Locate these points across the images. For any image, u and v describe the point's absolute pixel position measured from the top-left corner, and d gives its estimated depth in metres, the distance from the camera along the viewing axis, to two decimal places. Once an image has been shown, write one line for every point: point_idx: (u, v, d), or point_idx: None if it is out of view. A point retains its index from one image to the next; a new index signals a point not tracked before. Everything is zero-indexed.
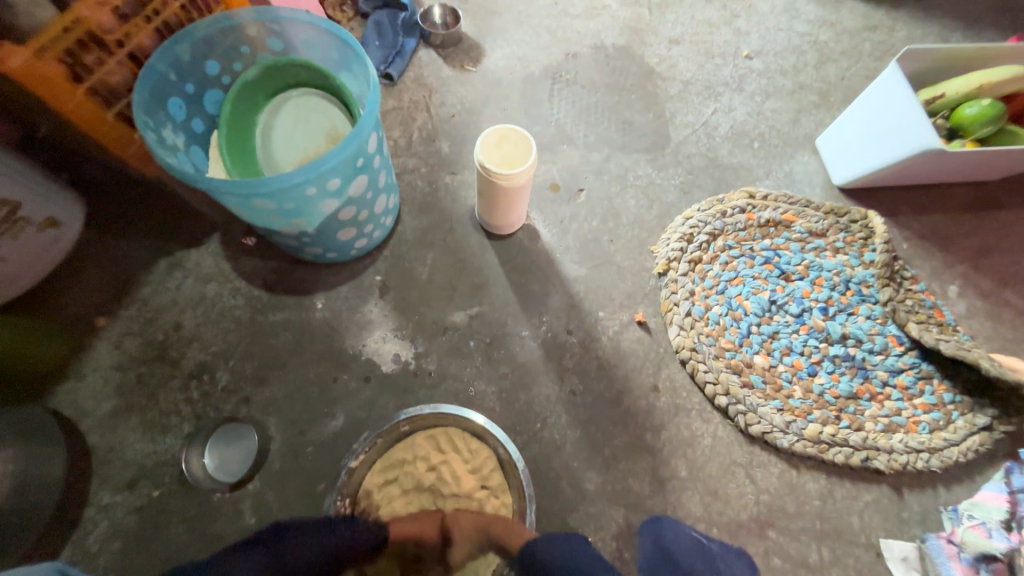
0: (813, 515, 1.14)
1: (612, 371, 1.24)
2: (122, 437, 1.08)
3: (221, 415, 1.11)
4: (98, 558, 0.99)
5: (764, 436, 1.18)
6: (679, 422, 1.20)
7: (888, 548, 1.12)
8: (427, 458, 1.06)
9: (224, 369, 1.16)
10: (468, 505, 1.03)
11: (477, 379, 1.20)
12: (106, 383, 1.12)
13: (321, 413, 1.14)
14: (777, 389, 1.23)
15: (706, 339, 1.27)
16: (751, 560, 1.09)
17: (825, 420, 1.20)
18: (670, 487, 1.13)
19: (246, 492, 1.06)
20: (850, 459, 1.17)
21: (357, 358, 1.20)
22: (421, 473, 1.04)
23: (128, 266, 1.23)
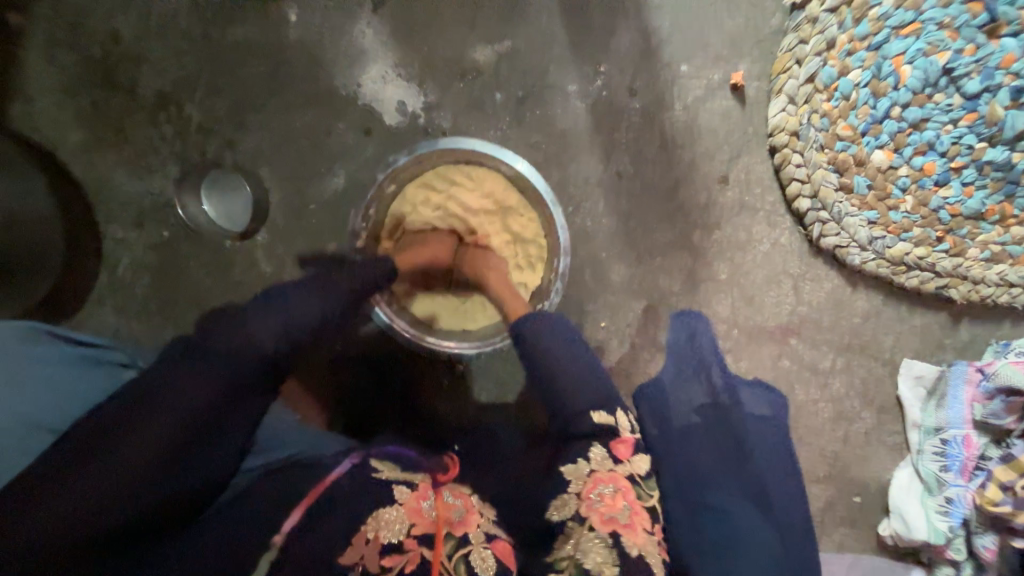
0: (846, 330, 1.07)
1: (675, 153, 0.96)
2: (105, 174, 0.96)
3: (204, 160, 0.95)
4: (131, 289, 1.02)
5: (835, 249, 0.99)
6: (739, 224, 1.00)
7: (908, 367, 1.09)
8: (428, 201, 0.92)
9: (191, 102, 0.93)
10: (486, 251, 0.93)
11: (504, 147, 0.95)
12: (59, 106, 0.93)
13: (318, 168, 0.96)
14: (881, 197, 0.96)
15: (819, 121, 0.92)
16: (760, 360, 1.08)
17: (920, 240, 0.98)
18: (703, 288, 1.04)
19: (256, 244, 1.00)
20: (922, 286, 1.01)
21: (351, 101, 0.93)
22: (430, 215, 0.92)
23: None
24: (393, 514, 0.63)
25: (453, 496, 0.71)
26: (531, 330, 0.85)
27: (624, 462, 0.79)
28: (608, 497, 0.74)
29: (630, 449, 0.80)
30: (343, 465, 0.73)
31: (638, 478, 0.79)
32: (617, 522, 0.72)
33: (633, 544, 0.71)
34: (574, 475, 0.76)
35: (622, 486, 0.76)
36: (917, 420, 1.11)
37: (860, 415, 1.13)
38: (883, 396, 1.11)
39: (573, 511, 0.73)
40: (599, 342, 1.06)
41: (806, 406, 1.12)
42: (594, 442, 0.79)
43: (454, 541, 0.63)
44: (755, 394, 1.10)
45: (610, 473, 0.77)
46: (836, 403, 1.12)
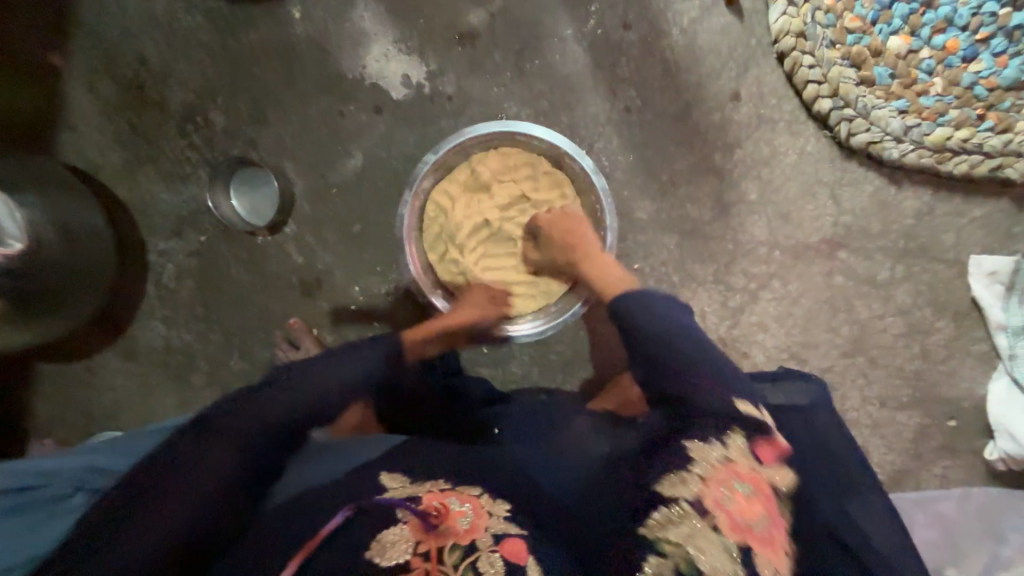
0: (899, 234, 1.00)
1: (680, 78, 0.96)
2: (146, 190, 1.03)
3: (232, 161, 1.00)
4: (177, 295, 1.07)
5: (869, 147, 0.95)
6: (760, 138, 0.97)
7: (977, 264, 1.00)
8: (460, 186, 0.94)
9: (216, 109, 1.00)
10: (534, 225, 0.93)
11: (509, 101, 0.97)
12: (101, 134, 1.02)
13: (337, 152, 1.01)
14: (907, 83, 0.91)
15: (824, 18, 0.90)
16: (811, 280, 1.02)
17: (961, 122, 0.93)
18: (734, 212, 1.00)
19: (287, 235, 1.04)
20: (974, 171, 0.95)
21: (359, 84, 0.98)
22: (474, 208, 0.92)
23: None
24: (397, 535, 0.56)
25: (460, 502, 0.59)
26: (631, 305, 0.73)
27: (764, 467, 0.61)
28: (744, 501, 0.57)
29: (772, 456, 0.63)
30: (340, 511, 0.59)
31: (778, 488, 0.61)
32: (752, 533, 0.56)
33: (767, 559, 0.55)
34: (703, 459, 0.59)
35: (764, 493, 0.59)
36: (1002, 322, 1.01)
37: (935, 326, 1.04)
38: (956, 300, 1.02)
39: (689, 495, 0.57)
40: (635, 285, 1.03)
41: (871, 323, 1.04)
42: (733, 432, 0.62)
43: (461, 551, 0.54)
44: (812, 318, 1.03)
45: (751, 471, 0.60)
46: (905, 316, 1.03)
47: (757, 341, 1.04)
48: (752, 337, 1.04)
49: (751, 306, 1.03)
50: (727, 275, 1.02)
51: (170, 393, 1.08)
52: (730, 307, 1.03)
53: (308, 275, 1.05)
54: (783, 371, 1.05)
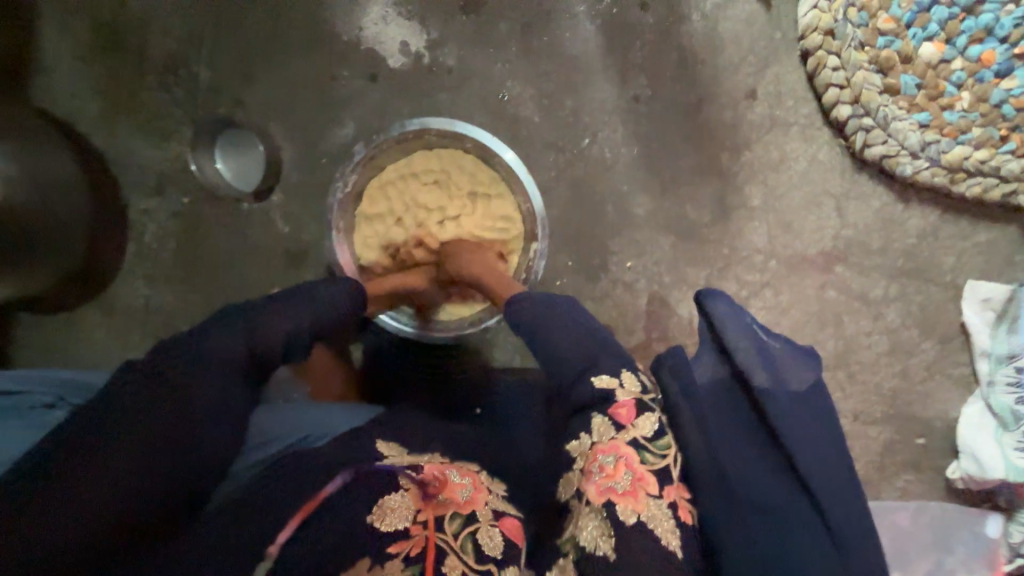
0: (899, 253, 0.98)
1: (694, 69, 0.90)
2: (126, 142, 0.98)
3: (215, 120, 0.95)
4: (157, 255, 1.03)
5: (883, 160, 0.90)
6: (770, 142, 0.93)
7: (972, 290, 0.99)
8: (373, 210, 0.95)
9: (201, 62, 0.94)
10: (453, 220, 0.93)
11: (511, 81, 0.92)
12: (79, 78, 0.96)
13: (326, 119, 0.95)
14: (934, 95, 0.87)
15: (856, 16, 0.84)
16: (803, 292, 1.00)
17: (982, 142, 0.88)
18: (734, 216, 0.97)
19: (271, 203, 1.00)
20: (986, 194, 0.91)
21: (356, 48, 0.92)
22: (392, 223, 0.94)
23: None
24: (399, 502, 0.54)
25: (459, 475, 0.59)
26: (521, 304, 0.71)
27: (625, 428, 0.60)
28: (608, 469, 0.57)
29: (633, 411, 0.61)
30: (341, 474, 0.56)
31: (646, 441, 0.60)
32: (614, 492, 0.56)
33: (633, 511, 0.55)
34: (578, 449, 0.61)
35: (626, 454, 0.58)
36: (986, 348, 1.00)
37: (920, 347, 1.03)
38: (945, 324, 1.02)
39: (574, 487, 0.59)
40: (626, 284, 1.00)
41: (857, 340, 1.03)
42: (593, 411, 0.62)
43: (461, 519, 0.54)
44: (800, 330, 1.01)
45: (611, 441, 0.59)
46: (890, 335, 1.03)
47: None
48: None
49: None
50: (720, 280, 1.00)
51: (147, 354, 1.06)
52: None
53: (291, 246, 1.02)
54: None
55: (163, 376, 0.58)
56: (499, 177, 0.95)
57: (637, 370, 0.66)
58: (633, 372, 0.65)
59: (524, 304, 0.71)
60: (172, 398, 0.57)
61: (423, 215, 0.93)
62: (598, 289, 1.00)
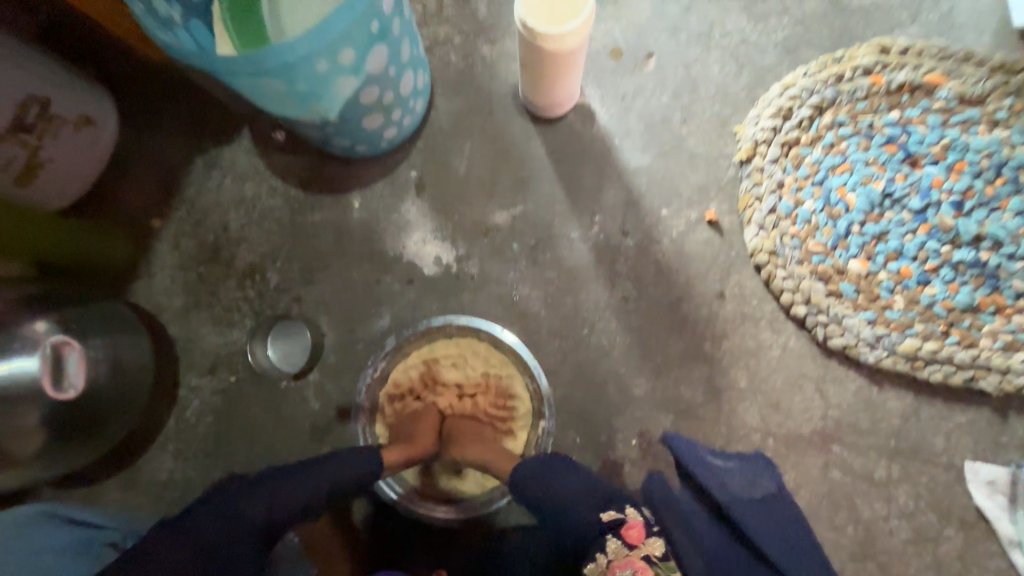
0: (889, 432, 1.04)
1: (672, 276, 1.11)
2: (195, 330, 1.15)
3: (276, 314, 1.14)
4: (196, 428, 1.12)
5: (846, 350, 1.04)
6: (745, 332, 1.08)
7: (973, 471, 1.01)
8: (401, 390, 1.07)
9: (273, 269, 1.16)
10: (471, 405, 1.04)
11: (521, 284, 1.12)
12: (171, 281, 1.17)
13: (367, 313, 1.14)
14: (871, 298, 1.05)
15: (791, 241, 1.07)
16: (807, 471, 1.04)
17: (927, 336, 1.03)
18: (726, 397, 1.07)
19: (309, 382, 1.12)
20: (949, 379, 1.02)
21: (398, 259, 1.15)
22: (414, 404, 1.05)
23: (168, 165, 1.19)
24: None
25: None
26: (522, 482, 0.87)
27: (635, 546, 0.77)
28: None
29: (642, 530, 0.79)
30: None
31: (655, 557, 0.76)
32: None
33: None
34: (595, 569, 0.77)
35: (640, 567, 0.74)
36: (1012, 536, 0.99)
37: (943, 534, 1.01)
38: (960, 508, 1.01)
39: None
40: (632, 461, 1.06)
41: (876, 525, 1.02)
42: (609, 535, 0.79)
43: None
44: (813, 512, 1.02)
45: (625, 558, 0.76)
46: (909, 520, 1.01)
47: None
48: None
49: None
50: None
51: None
52: None
53: (320, 421, 1.11)
54: None
55: (213, 507, 0.82)
56: (509, 359, 1.08)
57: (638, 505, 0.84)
58: (635, 506, 0.83)
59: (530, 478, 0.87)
60: (189, 537, 0.78)
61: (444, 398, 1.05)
62: (606, 466, 1.06)
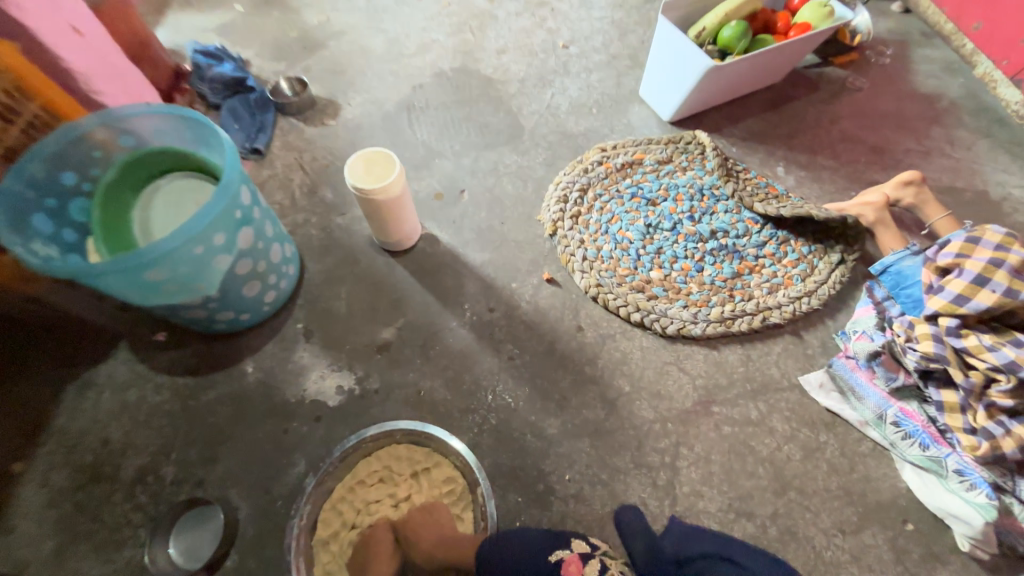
0: (742, 379, 1.30)
1: (540, 328, 1.36)
2: (75, 571, 1.02)
3: (175, 508, 1.07)
4: None
5: (681, 332, 1.34)
6: (610, 348, 1.33)
7: (808, 382, 1.30)
8: (340, 525, 1.05)
9: (168, 463, 1.12)
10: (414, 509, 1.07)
11: (423, 380, 1.26)
12: (40, 525, 1.05)
13: (281, 466, 1.13)
14: (676, 290, 1.41)
15: (608, 273, 1.43)
16: (707, 437, 1.22)
17: (723, 302, 1.39)
18: (621, 403, 1.25)
19: (228, 568, 1.03)
20: (752, 324, 1.36)
21: (302, 402, 1.21)
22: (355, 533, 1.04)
23: (36, 402, 1.17)
24: None
25: None
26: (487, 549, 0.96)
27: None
28: None
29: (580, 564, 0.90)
30: None
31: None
32: None
33: None
34: None
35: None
36: (860, 418, 1.24)
37: (822, 440, 1.23)
38: (818, 414, 1.26)
39: None
40: (574, 496, 1.13)
41: (775, 456, 1.20)
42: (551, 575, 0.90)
43: None
44: (729, 468, 1.18)
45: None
46: (794, 441, 1.22)
47: (701, 510, 1.14)
48: (695, 506, 1.14)
49: (677, 478, 1.17)
50: (643, 457, 1.19)
51: None
52: (660, 486, 1.16)
53: None
54: (740, 531, 1.12)
55: None
56: (432, 449, 1.14)
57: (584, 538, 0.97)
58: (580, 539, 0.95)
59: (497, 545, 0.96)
60: None
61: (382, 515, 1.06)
62: (554, 512, 1.12)
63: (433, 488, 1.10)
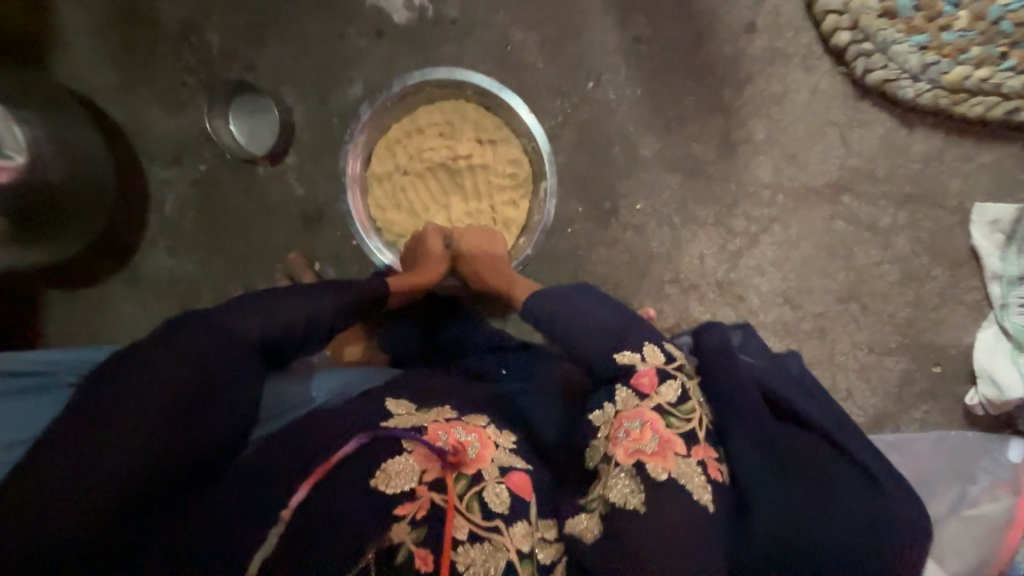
0: (905, 179, 0.99)
1: (690, 10, 0.95)
2: (143, 113, 1.02)
3: (227, 85, 0.98)
4: (183, 224, 1.06)
5: (884, 85, 0.92)
6: (771, 75, 0.95)
7: (980, 212, 1.00)
8: (394, 161, 0.97)
9: (214, 30, 0.98)
10: (479, 168, 0.96)
11: (515, 30, 0.95)
12: (97, 52, 1.00)
13: (336, 79, 0.98)
14: (930, 17, 0.89)
15: None
16: (812, 225, 1.02)
17: (983, 60, 0.90)
18: (740, 151, 0.99)
19: (287, 164, 1.03)
20: (988, 113, 0.92)
21: (363, 5, 0.95)
22: (416, 171, 0.97)
23: None
24: (403, 464, 0.53)
25: (464, 430, 0.58)
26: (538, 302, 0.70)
27: (648, 396, 0.58)
28: (635, 431, 0.57)
29: (656, 380, 0.59)
30: (352, 439, 0.53)
31: (668, 407, 0.58)
32: (644, 453, 0.56)
33: (664, 470, 0.54)
34: (602, 419, 0.60)
35: (660, 438, 0.56)
36: (998, 270, 1.01)
37: (932, 274, 1.04)
38: (955, 249, 1.03)
39: (601, 453, 0.59)
40: (636, 225, 1.01)
41: (868, 270, 1.04)
42: (617, 382, 0.61)
43: (466, 480, 0.53)
44: (809, 262, 1.03)
45: (634, 408, 0.58)
46: (903, 263, 1.04)
47: (754, 285, 1.03)
48: (749, 281, 1.03)
49: (750, 250, 1.02)
50: (728, 218, 1.01)
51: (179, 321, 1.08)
52: (729, 251, 1.02)
53: (308, 207, 1.04)
54: (777, 315, 1.04)
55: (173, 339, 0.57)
56: (502, 121, 0.97)
57: (660, 342, 0.63)
58: (656, 344, 0.63)
59: (547, 298, 0.69)
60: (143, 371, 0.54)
61: (445, 164, 0.96)
62: (609, 232, 1.02)
63: (505, 158, 0.97)
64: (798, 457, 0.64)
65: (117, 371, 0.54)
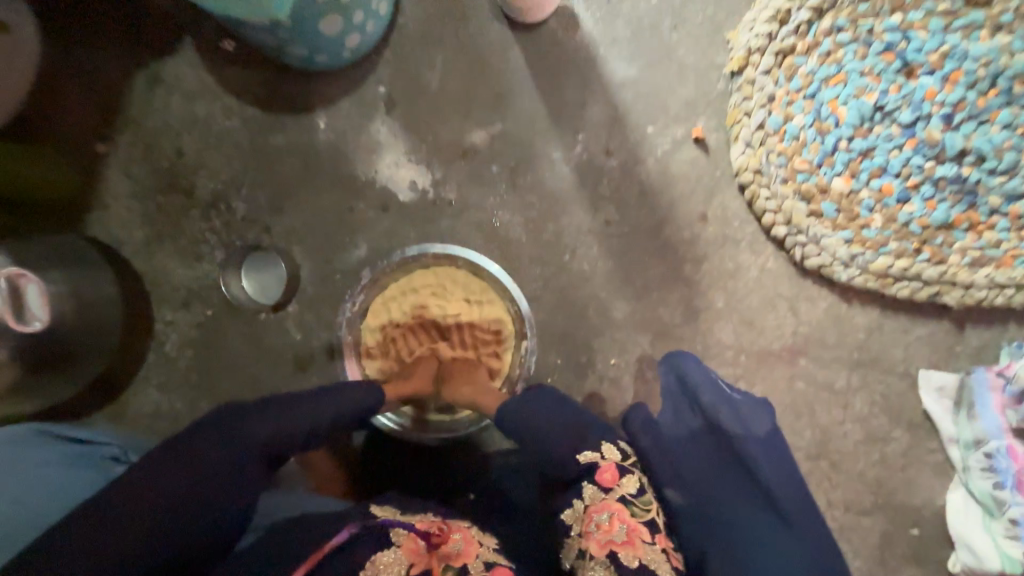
0: (853, 346, 1.09)
1: (654, 199, 1.09)
2: (162, 265, 1.11)
3: (246, 245, 1.10)
4: (178, 364, 1.11)
5: (821, 270, 1.06)
6: (725, 255, 1.09)
7: (926, 378, 1.08)
8: (389, 318, 1.04)
9: (238, 199, 1.11)
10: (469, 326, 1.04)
11: (502, 210, 1.09)
12: (129, 212, 1.11)
13: (343, 242, 1.10)
14: (850, 217, 1.05)
15: (777, 159, 1.05)
16: (774, 383, 1.09)
17: (900, 253, 1.05)
18: (703, 317, 1.09)
19: (289, 313, 1.11)
20: (915, 295, 1.06)
21: (370, 184, 1.10)
22: (404, 324, 1.04)
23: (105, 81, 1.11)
24: (393, 557, 0.67)
25: (455, 530, 0.74)
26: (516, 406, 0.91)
27: (613, 488, 0.85)
28: (604, 524, 0.81)
29: (616, 473, 0.86)
30: (343, 530, 0.69)
31: (630, 497, 0.84)
32: (615, 542, 0.80)
33: (635, 556, 0.78)
34: (573, 516, 0.85)
35: (616, 509, 0.82)
36: (954, 435, 1.07)
37: (892, 434, 1.10)
38: (909, 410, 1.09)
39: (576, 549, 0.82)
40: (611, 378, 1.09)
41: (831, 428, 1.10)
42: (586, 480, 0.86)
43: (453, 569, 0.69)
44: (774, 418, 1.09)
45: (602, 501, 0.84)
46: (863, 423, 1.09)
47: None
48: None
49: None
50: None
51: None
52: None
53: (304, 351, 1.11)
54: None
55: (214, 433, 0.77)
56: (488, 285, 1.07)
57: (617, 441, 0.92)
58: (612, 443, 0.90)
59: (513, 413, 0.90)
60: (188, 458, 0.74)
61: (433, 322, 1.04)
62: (586, 383, 1.09)
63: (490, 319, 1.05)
64: (726, 534, 0.87)
65: (165, 460, 0.74)
